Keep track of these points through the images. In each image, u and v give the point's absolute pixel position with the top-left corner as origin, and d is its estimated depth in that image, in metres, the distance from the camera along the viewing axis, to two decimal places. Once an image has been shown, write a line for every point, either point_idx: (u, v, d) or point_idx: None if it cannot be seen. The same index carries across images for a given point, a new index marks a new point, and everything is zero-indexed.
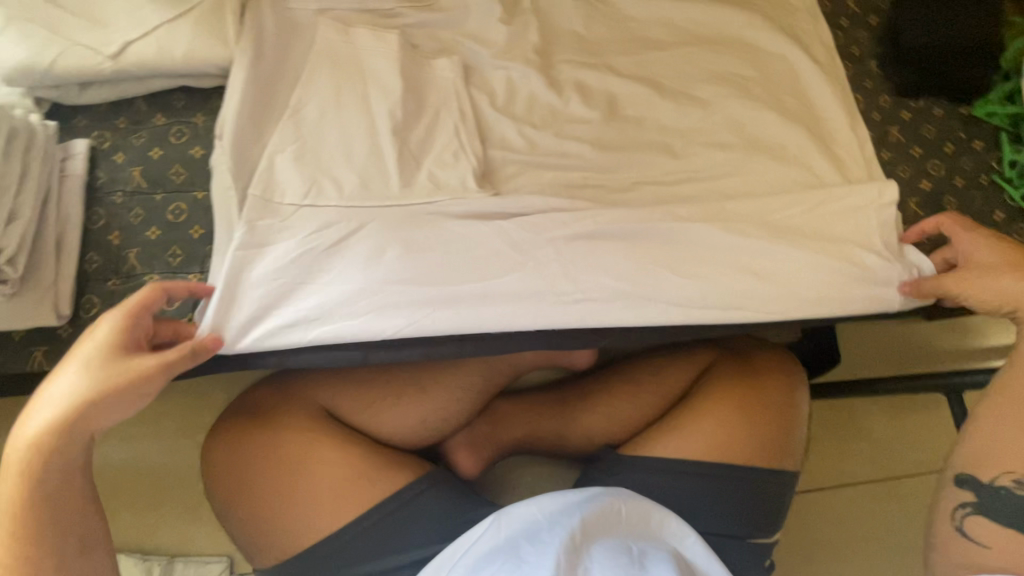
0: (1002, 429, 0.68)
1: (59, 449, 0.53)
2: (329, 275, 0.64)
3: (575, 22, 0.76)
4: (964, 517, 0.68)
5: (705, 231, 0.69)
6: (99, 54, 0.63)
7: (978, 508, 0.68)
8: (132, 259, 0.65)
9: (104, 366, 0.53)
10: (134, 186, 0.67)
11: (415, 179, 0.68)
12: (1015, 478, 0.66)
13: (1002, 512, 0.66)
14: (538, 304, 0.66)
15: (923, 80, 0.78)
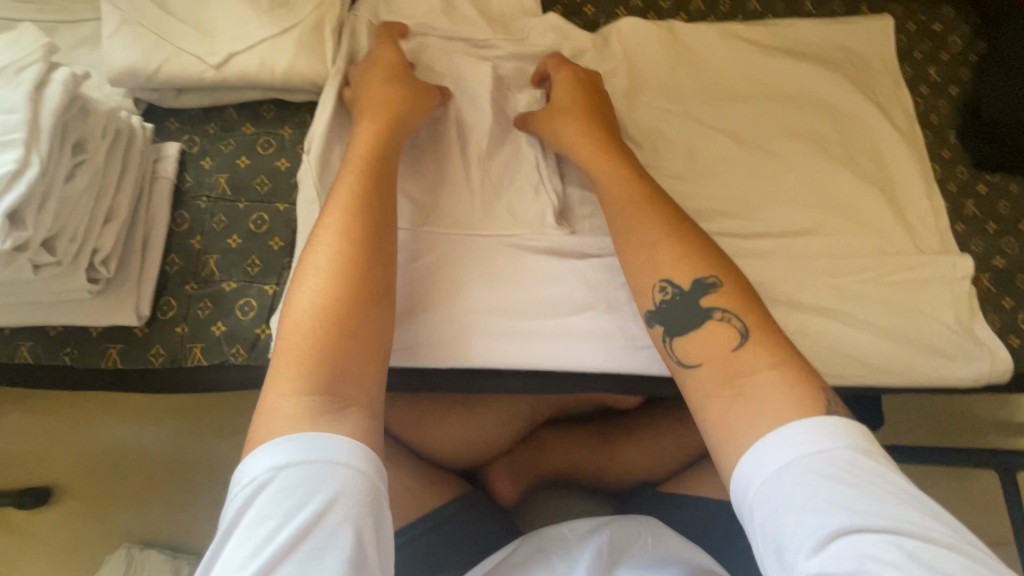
0: (632, 223, 0.61)
1: (377, 208, 0.59)
2: (413, 300, 0.64)
3: (661, 67, 0.76)
4: (673, 303, 0.57)
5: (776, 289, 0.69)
6: (203, 63, 0.65)
7: (671, 329, 0.57)
8: (211, 265, 0.65)
9: (388, 133, 0.64)
10: (219, 191, 0.68)
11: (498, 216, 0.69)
12: (663, 283, 0.58)
13: (678, 323, 0.56)
14: (608, 348, 0.65)
15: (1004, 155, 0.77)
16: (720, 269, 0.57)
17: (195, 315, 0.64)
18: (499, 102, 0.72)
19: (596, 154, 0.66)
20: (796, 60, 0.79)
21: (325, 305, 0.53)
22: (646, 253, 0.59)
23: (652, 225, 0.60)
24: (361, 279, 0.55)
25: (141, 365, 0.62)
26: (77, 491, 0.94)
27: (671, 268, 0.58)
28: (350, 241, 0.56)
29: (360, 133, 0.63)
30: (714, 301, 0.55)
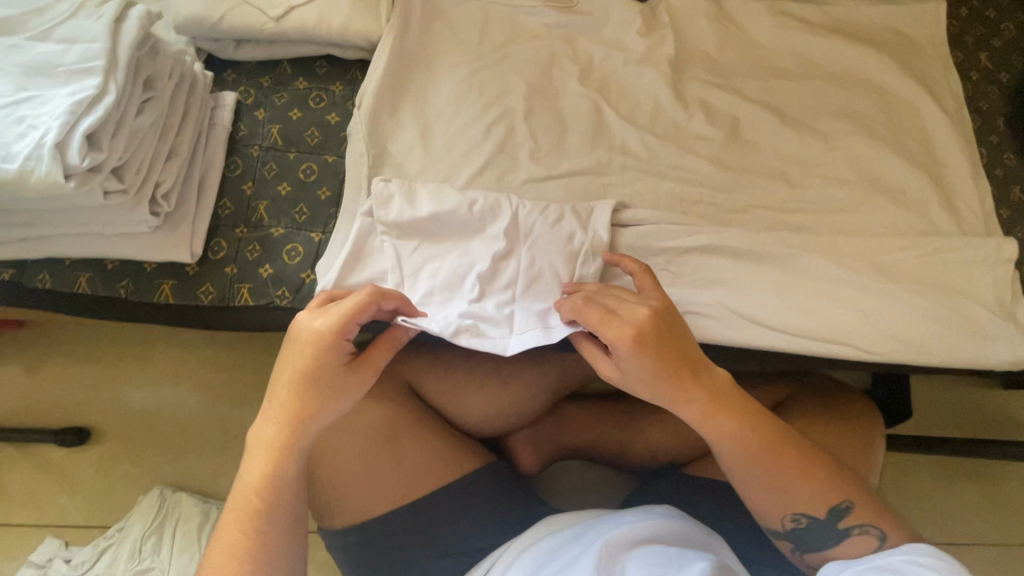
0: (755, 475, 0.60)
1: (276, 507, 0.55)
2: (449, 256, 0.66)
3: (707, 40, 0.77)
4: (808, 527, 0.61)
5: (815, 264, 0.68)
6: (264, 15, 0.67)
7: (801, 545, 0.62)
8: (261, 210, 0.68)
9: (311, 376, 0.55)
10: (271, 141, 0.70)
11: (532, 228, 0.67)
12: (796, 515, 0.60)
13: (814, 544, 0.61)
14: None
15: None
16: (842, 490, 0.60)
17: (244, 257, 0.66)
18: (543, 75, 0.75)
19: (709, 408, 0.60)
20: (845, 38, 0.79)
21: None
22: (768, 499, 0.60)
23: (764, 472, 0.60)
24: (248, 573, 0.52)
25: (192, 302, 0.65)
26: (114, 434, 0.97)
27: (805, 504, 0.60)
28: (251, 539, 0.53)
29: (285, 361, 0.56)
30: (851, 520, 0.60)
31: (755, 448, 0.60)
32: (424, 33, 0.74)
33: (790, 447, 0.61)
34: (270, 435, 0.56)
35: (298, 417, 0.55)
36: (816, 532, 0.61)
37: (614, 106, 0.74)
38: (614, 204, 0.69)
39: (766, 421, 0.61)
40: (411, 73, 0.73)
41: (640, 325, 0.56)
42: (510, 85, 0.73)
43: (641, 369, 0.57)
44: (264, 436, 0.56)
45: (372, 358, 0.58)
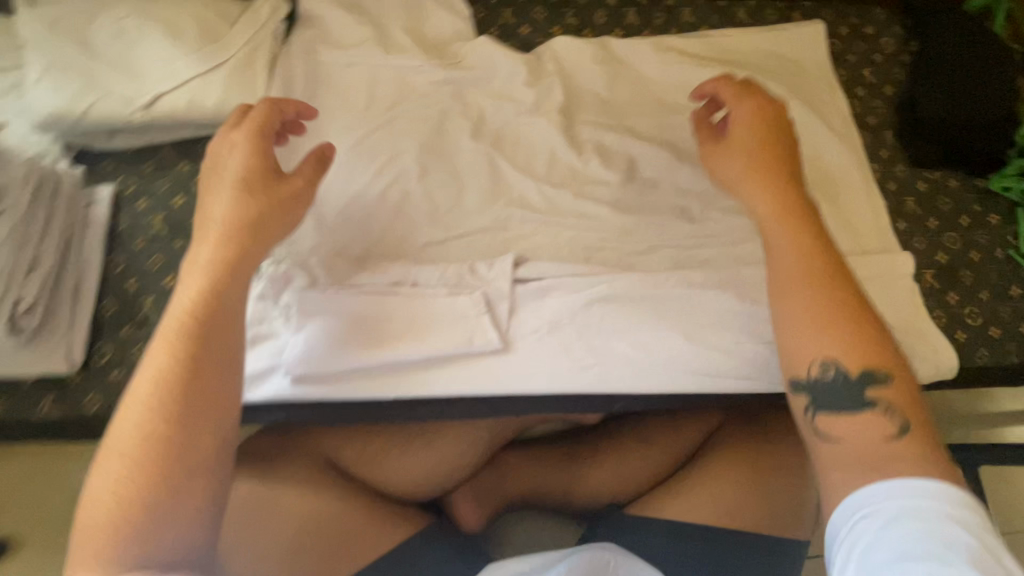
0: (817, 298, 0.53)
1: (200, 359, 0.48)
2: (319, 335, 0.63)
3: (595, 82, 0.77)
4: (833, 381, 0.51)
5: (722, 300, 0.68)
6: (132, 104, 0.64)
7: (819, 401, 0.52)
8: (147, 306, 0.65)
9: (244, 186, 0.54)
10: (155, 231, 0.68)
11: (409, 299, 0.65)
12: (825, 361, 0.51)
13: (834, 398, 0.50)
14: (551, 369, 0.65)
15: (940, 152, 0.78)
16: (884, 357, 0.51)
17: (131, 359, 0.63)
18: (435, 134, 0.73)
19: (777, 212, 0.57)
20: (731, 68, 0.80)
21: (147, 456, 0.45)
22: (798, 332, 0.53)
23: (831, 305, 0.52)
24: (180, 440, 0.45)
25: (76, 413, 0.61)
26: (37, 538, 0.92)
27: (834, 347, 0.51)
28: (171, 415, 0.46)
29: (229, 146, 0.56)
30: (883, 393, 0.50)
31: (833, 262, 0.54)
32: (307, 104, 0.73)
33: (864, 302, 0.53)
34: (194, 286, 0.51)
35: (225, 262, 0.52)
36: (828, 389, 0.51)
37: (509, 158, 0.74)
38: (514, 256, 0.68)
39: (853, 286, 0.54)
40: (296, 145, 0.71)
41: (747, 148, 0.60)
42: (402, 148, 0.72)
43: (743, 147, 0.60)
44: (196, 264, 0.52)
45: (294, 180, 0.57)
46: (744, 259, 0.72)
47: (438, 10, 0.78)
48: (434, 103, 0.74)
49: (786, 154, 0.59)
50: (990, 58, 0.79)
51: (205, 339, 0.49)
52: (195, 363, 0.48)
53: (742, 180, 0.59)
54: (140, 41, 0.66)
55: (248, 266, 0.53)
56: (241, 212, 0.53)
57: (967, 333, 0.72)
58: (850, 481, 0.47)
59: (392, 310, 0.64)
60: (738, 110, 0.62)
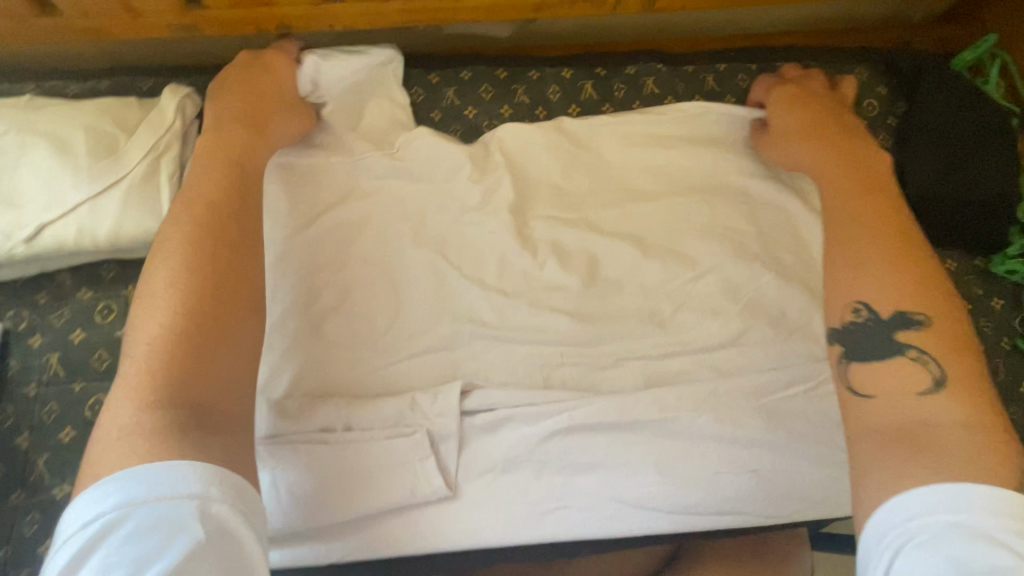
0: (865, 244, 0.54)
1: (227, 229, 0.54)
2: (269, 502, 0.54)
3: (549, 170, 0.70)
4: (864, 326, 0.52)
5: (699, 423, 0.60)
6: (12, 238, 0.56)
7: (853, 350, 0.52)
8: (40, 467, 0.57)
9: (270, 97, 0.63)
10: (51, 374, 0.59)
11: (360, 443, 0.57)
12: (857, 305, 0.53)
13: (862, 346, 0.51)
14: (508, 515, 0.58)
15: (934, 233, 0.71)
16: (922, 297, 0.51)
17: (20, 534, 0.55)
18: (372, 239, 0.66)
19: (843, 179, 0.60)
20: (701, 145, 0.72)
21: (186, 286, 0.50)
22: (840, 275, 0.54)
23: (876, 230, 0.54)
24: (224, 259, 0.52)
25: None
26: None
27: (872, 290, 0.52)
28: (214, 241, 0.52)
29: (246, 71, 0.63)
30: (914, 337, 0.49)
31: (885, 207, 0.56)
32: None
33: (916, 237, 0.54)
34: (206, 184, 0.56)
35: (235, 170, 0.58)
36: (866, 336, 0.51)
37: (455, 261, 0.66)
38: (462, 383, 0.60)
39: (908, 245, 0.54)
40: None
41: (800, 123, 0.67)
42: (336, 259, 0.65)
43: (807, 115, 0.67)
44: (224, 138, 0.59)
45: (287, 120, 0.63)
46: (723, 368, 0.64)
47: (371, 96, 0.70)
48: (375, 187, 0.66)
49: (839, 131, 0.65)
50: (983, 127, 0.72)
51: (229, 228, 0.54)
52: (238, 245, 0.54)
53: (795, 146, 0.66)
54: (22, 163, 0.58)
55: (255, 170, 0.59)
56: (238, 140, 0.59)
57: None
58: (876, 463, 0.45)
59: (344, 463, 0.56)
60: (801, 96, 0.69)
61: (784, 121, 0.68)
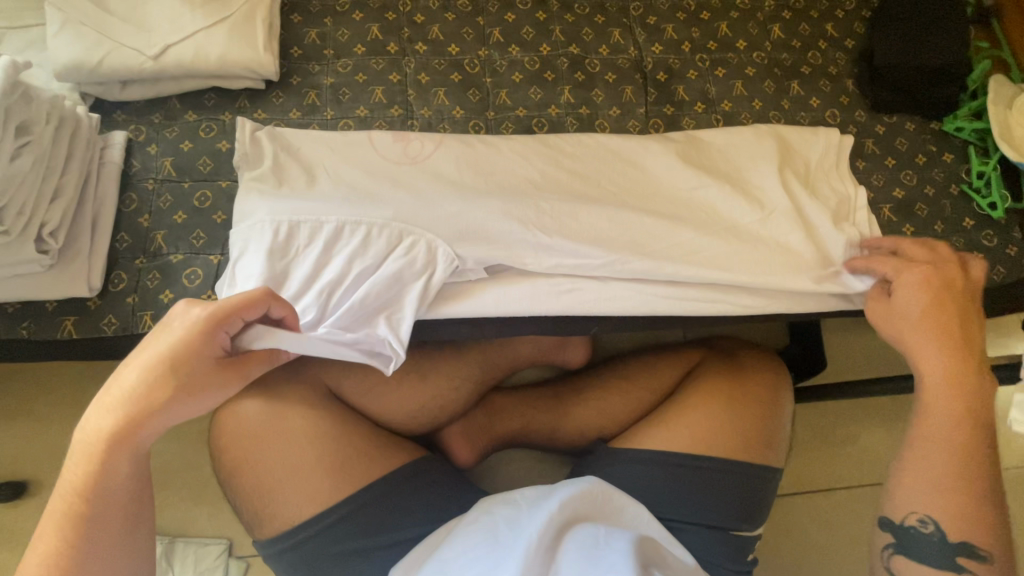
0: (937, 458, 0.64)
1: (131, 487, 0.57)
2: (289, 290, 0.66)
3: (566, 42, 0.84)
4: (931, 537, 0.62)
5: (693, 233, 0.73)
6: (143, 55, 0.71)
7: (901, 546, 0.64)
8: (158, 240, 0.70)
9: (167, 367, 0.56)
10: (164, 174, 0.73)
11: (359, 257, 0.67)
12: (925, 518, 0.63)
13: (915, 549, 0.63)
14: (533, 294, 0.71)
15: (897, 98, 0.83)
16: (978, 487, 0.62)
17: (145, 286, 0.68)
18: (423, 88, 0.80)
19: (947, 383, 0.65)
20: (694, 28, 0.87)
21: (76, 508, 0.55)
22: (916, 491, 0.64)
23: (949, 442, 0.64)
24: (86, 540, 0.55)
25: (97, 334, 0.67)
26: (52, 481, 0.96)
27: (934, 508, 0.62)
28: (93, 501, 0.55)
29: (150, 350, 0.57)
30: (959, 535, 0.61)
31: (967, 378, 0.65)
32: (304, 62, 0.80)
33: (975, 466, 0.62)
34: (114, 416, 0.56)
35: (132, 419, 0.56)
36: (922, 543, 0.63)
37: (491, 107, 0.80)
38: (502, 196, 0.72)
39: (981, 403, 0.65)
40: (295, 97, 0.78)
41: (923, 313, 0.67)
42: (393, 100, 0.79)
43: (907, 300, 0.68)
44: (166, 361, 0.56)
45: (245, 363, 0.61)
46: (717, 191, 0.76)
47: None
48: (438, 164, 0.74)
49: (949, 289, 0.68)
50: (943, 8, 0.84)
51: (107, 513, 0.56)
52: None
53: (914, 341, 0.67)
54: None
55: (158, 433, 0.58)
56: (147, 401, 0.56)
57: None
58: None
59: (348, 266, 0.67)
60: (907, 291, 0.68)
61: (905, 303, 0.68)
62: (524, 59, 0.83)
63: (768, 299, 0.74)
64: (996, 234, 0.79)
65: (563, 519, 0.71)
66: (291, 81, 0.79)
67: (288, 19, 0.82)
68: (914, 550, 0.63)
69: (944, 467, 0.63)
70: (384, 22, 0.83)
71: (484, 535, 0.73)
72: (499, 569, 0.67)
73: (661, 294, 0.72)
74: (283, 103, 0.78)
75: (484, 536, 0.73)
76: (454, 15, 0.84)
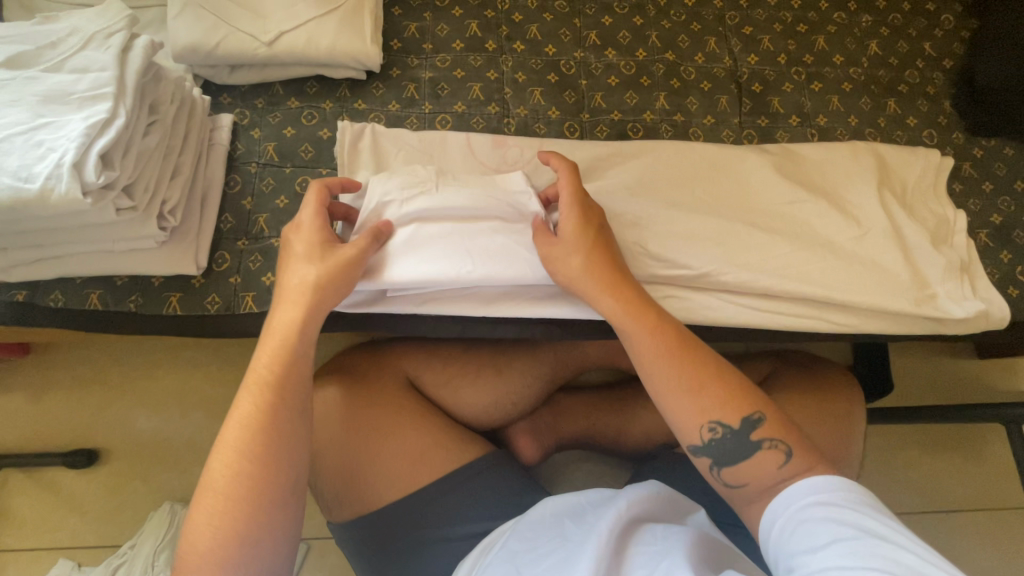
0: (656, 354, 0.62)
1: (285, 416, 0.55)
2: (414, 191, 0.67)
3: (662, 48, 0.84)
4: (726, 438, 0.60)
5: (789, 247, 0.72)
6: (256, 41, 0.72)
7: (720, 460, 0.61)
8: (261, 223, 0.71)
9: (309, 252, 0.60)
10: (268, 158, 0.74)
11: (503, 240, 0.67)
12: (715, 423, 0.60)
13: (731, 456, 0.60)
14: None
15: (997, 121, 0.82)
16: (755, 401, 0.61)
17: (248, 268, 0.70)
18: (519, 87, 0.80)
19: (660, 360, 0.62)
20: (790, 40, 0.86)
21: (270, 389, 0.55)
22: (684, 401, 0.60)
23: (673, 387, 0.61)
24: (267, 484, 0.52)
25: (201, 312, 0.68)
26: (121, 451, 0.98)
27: (714, 409, 0.60)
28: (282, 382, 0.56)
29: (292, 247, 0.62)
30: (764, 433, 0.60)
31: (672, 349, 0.62)
32: (405, 55, 0.81)
33: (708, 380, 0.61)
34: (243, 407, 0.55)
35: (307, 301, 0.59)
36: (728, 444, 0.60)
37: (586, 109, 0.81)
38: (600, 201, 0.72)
39: (676, 325, 0.65)
40: (394, 89, 0.79)
41: (636, 309, 0.63)
42: (490, 97, 0.80)
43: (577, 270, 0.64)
44: (281, 324, 0.58)
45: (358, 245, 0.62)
46: (815, 206, 0.75)
47: None
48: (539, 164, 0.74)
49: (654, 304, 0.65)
50: None
51: (276, 475, 0.53)
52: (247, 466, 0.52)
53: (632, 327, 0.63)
54: None
55: (299, 362, 0.57)
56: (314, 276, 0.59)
57: (1018, 288, 0.76)
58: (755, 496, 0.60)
59: (484, 194, 0.67)
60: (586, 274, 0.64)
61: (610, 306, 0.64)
62: (620, 63, 0.83)
63: (861, 319, 0.73)
64: None
65: (632, 519, 0.69)
66: (391, 73, 0.80)
67: (389, 12, 0.83)
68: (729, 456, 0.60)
69: (687, 403, 0.61)
70: (483, 19, 0.83)
71: (551, 534, 0.71)
72: (569, 560, 0.65)
73: (754, 307, 0.72)
74: (383, 94, 0.79)
75: (552, 535, 0.71)
76: (552, 15, 0.84)
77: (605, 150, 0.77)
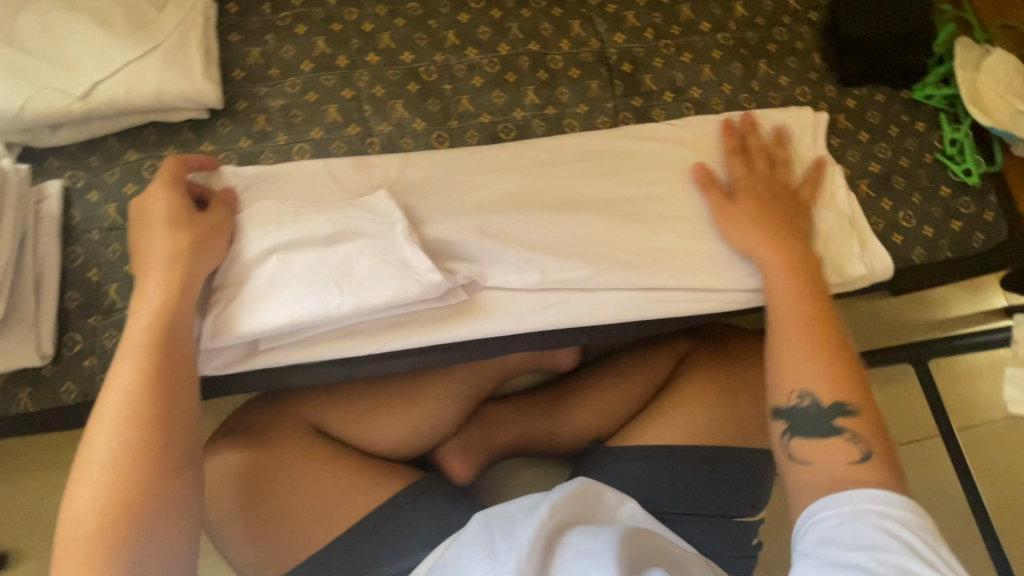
0: (799, 333, 0.62)
1: (170, 378, 0.53)
2: (278, 221, 0.63)
3: (525, 39, 0.80)
4: (808, 410, 0.59)
5: (675, 230, 0.71)
6: (68, 95, 0.65)
7: (797, 428, 0.59)
8: (112, 294, 0.65)
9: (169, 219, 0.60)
10: (110, 222, 0.67)
11: (371, 263, 0.63)
12: (805, 391, 0.60)
13: (806, 428, 0.59)
14: (518, 309, 0.68)
15: (864, 69, 0.82)
16: (860, 392, 0.59)
17: (103, 346, 0.64)
18: (379, 101, 0.76)
19: (799, 315, 0.63)
20: (655, 13, 0.84)
21: (152, 352, 0.54)
22: (793, 364, 0.61)
23: (788, 342, 0.62)
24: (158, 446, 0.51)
25: (56, 404, 0.62)
26: (32, 548, 0.91)
27: (811, 379, 0.60)
28: (163, 344, 0.54)
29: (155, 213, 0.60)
30: (849, 422, 0.58)
31: (812, 311, 0.63)
32: (251, 84, 0.75)
33: (835, 346, 0.61)
34: (123, 377, 0.53)
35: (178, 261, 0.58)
36: (809, 417, 0.59)
37: (453, 116, 0.77)
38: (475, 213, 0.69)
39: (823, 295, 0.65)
40: (243, 124, 0.73)
41: (792, 275, 0.65)
42: (349, 118, 0.75)
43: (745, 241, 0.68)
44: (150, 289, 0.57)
45: (215, 213, 0.63)
46: (697, 184, 0.73)
47: None
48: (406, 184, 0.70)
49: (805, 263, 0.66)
50: None
51: (165, 471, 0.50)
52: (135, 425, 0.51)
53: (776, 281, 0.66)
54: (72, 34, 0.67)
55: (180, 326, 0.56)
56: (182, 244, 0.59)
57: (902, 234, 0.77)
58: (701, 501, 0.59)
59: (347, 218, 0.64)
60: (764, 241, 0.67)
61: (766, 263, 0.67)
62: (483, 61, 0.79)
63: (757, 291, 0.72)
64: (973, 201, 0.79)
65: (558, 524, 0.67)
66: (237, 107, 0.74)
67: (227, 40, 0.76)
68: (806, 427, 0.59)
69: (798, 363, 0.61)
70: (331, 34, 0.78)
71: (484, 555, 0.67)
72: None
73: (651, 298, 0.70)
74: (231, 132, 0.73)
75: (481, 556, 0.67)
76: (404, 20, 0.79)
77: (477, 159, 0.73)
